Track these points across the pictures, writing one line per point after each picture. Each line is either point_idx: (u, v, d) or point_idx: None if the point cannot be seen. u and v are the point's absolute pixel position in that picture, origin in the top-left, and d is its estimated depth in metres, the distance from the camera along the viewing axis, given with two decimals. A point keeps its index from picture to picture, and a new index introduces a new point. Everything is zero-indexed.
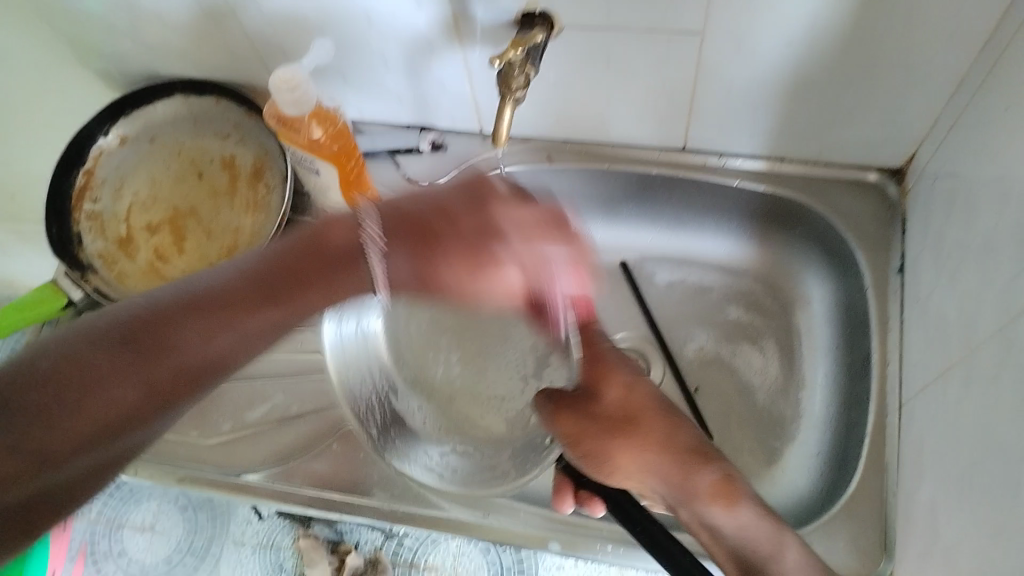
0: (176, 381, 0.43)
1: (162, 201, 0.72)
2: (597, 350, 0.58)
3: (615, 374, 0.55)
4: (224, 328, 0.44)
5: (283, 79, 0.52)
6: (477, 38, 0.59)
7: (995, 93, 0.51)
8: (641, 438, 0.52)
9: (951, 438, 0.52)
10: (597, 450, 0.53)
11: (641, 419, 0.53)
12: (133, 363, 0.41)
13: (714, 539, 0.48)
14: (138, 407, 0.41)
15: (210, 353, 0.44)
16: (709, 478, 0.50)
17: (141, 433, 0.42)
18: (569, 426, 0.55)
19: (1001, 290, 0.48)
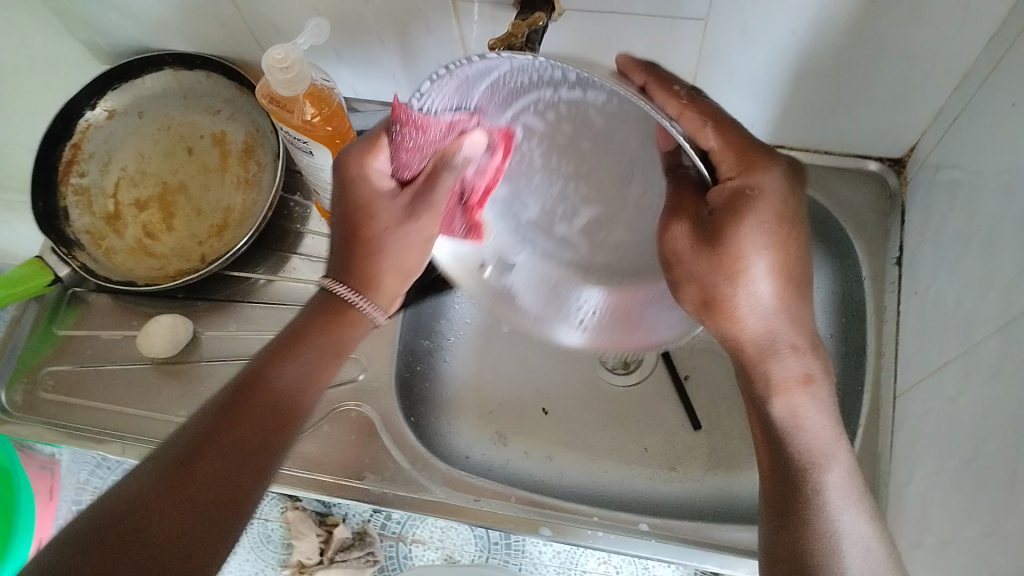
0: (241, 423, 0.47)
1: (150, 176, 0.71)
2: (743, 162, 0.46)
3: (751, 223, 0.46)
4: (277, 368, 0.50)
5: (277, 60, 0.50)
6: (476, 18, 0.58)
7: (1002, 87, 0.50)
8: (743, 305, 0.48)
9: (945, 432, 0.51)
10: (698, 288, 0.48)
11: (769, 277, 0.48)
12: (221, 420, 0.47)
13: (760, 419, 0.49)
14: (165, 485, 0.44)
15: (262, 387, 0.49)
16: (788, 365, 0.49)
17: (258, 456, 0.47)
18: (681, 250, 0.47)
19: (1001, 288, 0.48)
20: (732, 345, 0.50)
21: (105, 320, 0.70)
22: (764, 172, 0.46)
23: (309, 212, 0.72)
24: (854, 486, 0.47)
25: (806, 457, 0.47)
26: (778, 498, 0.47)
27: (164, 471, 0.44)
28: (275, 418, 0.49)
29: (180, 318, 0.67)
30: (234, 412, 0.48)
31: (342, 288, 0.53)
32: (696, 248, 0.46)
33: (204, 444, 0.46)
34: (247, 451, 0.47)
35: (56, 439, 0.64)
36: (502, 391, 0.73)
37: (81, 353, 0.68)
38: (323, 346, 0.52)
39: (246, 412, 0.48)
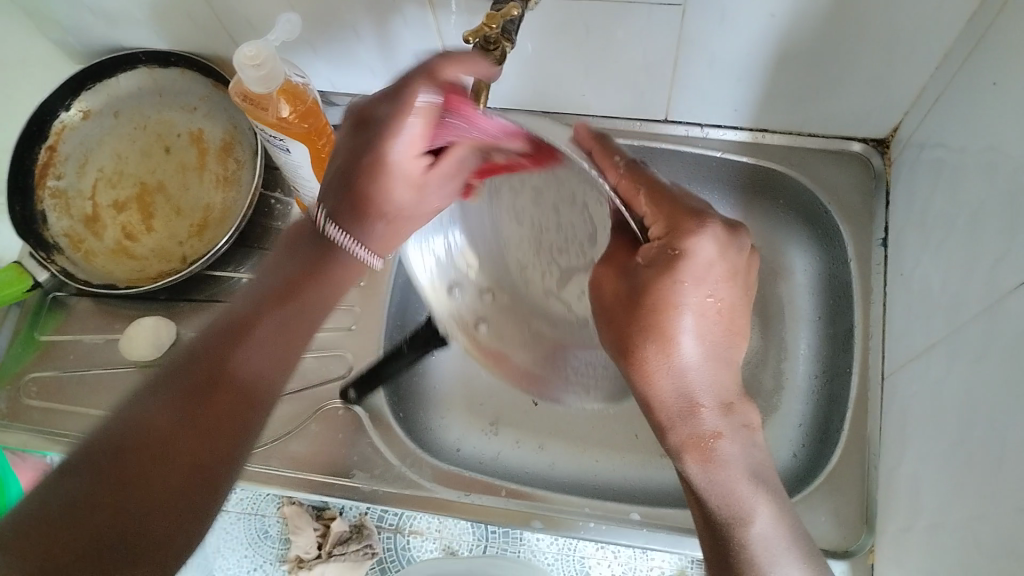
0: (214, 400, 0.46)
1: (128, 177, 0.70)
2: (667, 217, 0.46)
3: (667, 277, 0.46)
4: (261, 323, 0.49)
5: (249, 57, 0.49)
6: (452, 8, 0.57)
7: (983, 66, 0.50)
8: (660, 358, 0.48)
9: (934, 415, 0.51)
10: (619, 347, 0.49)
11: (666, 327, 0.47)
12: (194, 377, 0.46)
13: (687, 484, 0.49)
14: (173, 426, 0.45)
15: (234, 369, 0.47)
16: (702, 427, 0.48)
17: (227, 436, 0.46)
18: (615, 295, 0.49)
19: (986, 270, 0.47)
20: (645, 404, 0.50)
21: (87, 324, 0.69)
22: (691, 227, 0.45)
23: (289, 209, 0.71)
24: (785, 533, 0.47)
25: (727, 505, 0.47)
26: (710, 540, 0.48)
27: (161, 429, 0.44)
28: (240, 398, 0.47)
29: (164, 322, 0.67)
30: (212, 391, 0.46)
31: (338, 230, 0.52)
32: (617, 283, 0.48)
33: (180, 432, 0.45)
34: (219, 433, 0.46)
35: (41, 445, 0.64)
36: (491, 383, 0.72)
37: (64, 358, 0.68)
38: (299, 328, 0.51)
39: (223, 402, 0.46)
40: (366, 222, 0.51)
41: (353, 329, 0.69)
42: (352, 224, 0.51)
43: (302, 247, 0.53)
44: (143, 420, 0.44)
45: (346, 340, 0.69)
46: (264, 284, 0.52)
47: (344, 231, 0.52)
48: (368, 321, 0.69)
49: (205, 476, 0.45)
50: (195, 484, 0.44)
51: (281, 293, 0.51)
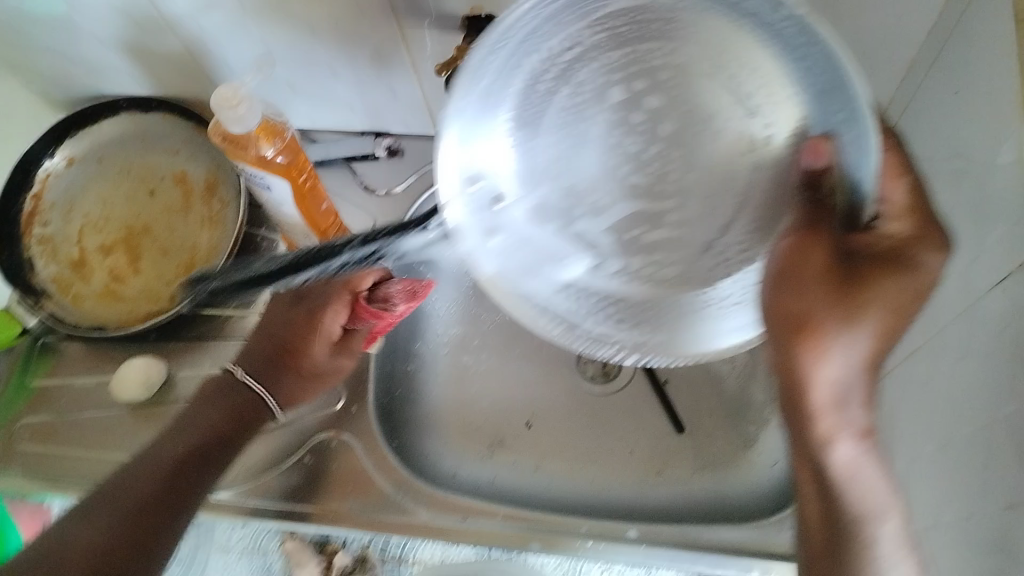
0: (168, 493, 0.54)
1: (114, 221, 0.71)
2: (916, 222, 0.43)
3: (891, 285, 0.43)
4: (218, 449, 0.58)
5: (225, 98, 0.50)
6: (426, 41, 0.58)
7: (946, 75, 0.51)
8: (844, 359, 0.44)
9: (919, 419, 0.52)
10: (789, 315, 0.44)
11: (876, 322, 0.43)
12: (140, 477, 0.54)
13: (817, 474, 0.45)
14: (122, 530, 0.51)
15: (185, 469, 0.55)
16: (854, 425, 0.44)
17: (173, 516, 0.53)
18: (795, 270, 0.43)
19: (960, 274, 0.48)
20: (792, 399, 0.45)
21: (79, 368, 0.69)
22: (931, 247, 0.43)
23: (276, 245, 0.72)
24: (906, 544, 0.45)
25: (861, 513, 0.44)
26: (830, 548, 0.45)
27: (123, 519, 0.51)
28: (174, 484, 0.54)
29: (152, 359, 0.67)
30: (168, 490, 0.54)
31: (255, 382, 0.61)
32: (819, 254, 0.43)
33: (152, 519, 0.52)
34: (161, 522, 0.52)
35: (35, 489, 0.64)
36: (482, 409, 0.73)
37: (58, 402, 0.68)
38: (291, 376, 0.62)
39: (177, 489, 0.54)
40: (291, 374, 0.62)
41: None
42: (286, 379, 0.62)
43: (217, 399, 0.60)
44: (85, 541, 0.50)
45: None
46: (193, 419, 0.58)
47: (263, 381, 0.61)
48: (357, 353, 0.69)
49: (165, 538, 0.52)
50: (156, 545, 0.52)
51: (261, 369, 0.61)
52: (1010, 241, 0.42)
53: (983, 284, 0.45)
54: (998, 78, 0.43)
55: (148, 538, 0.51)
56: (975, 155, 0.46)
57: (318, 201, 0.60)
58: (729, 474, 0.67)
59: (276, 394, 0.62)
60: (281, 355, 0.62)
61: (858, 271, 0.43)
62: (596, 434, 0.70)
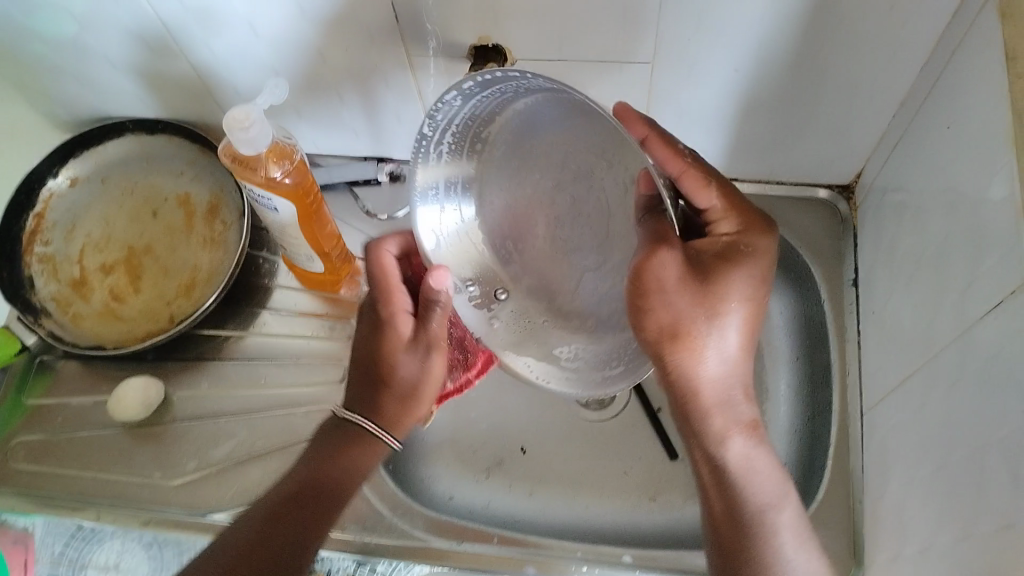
0: (294, 510, 0.54)
1: (115, 241, 0.71)
2: (739, 222, 0.51)
3: (735, 274, 0.50)
4: (329, 463, 0.57)
5: (237, 119, 0.51)
6: (432, 71, 0.59)
7: (937, 111, 0.53)
8: (718, 338, 0.51)
9: (913, 445, 0.53)
10: (670, 322, 0.50)
11: (727, 310, 0.50)
12: (275, 504, 0.54)
13: (706, 458, 0.52)
14: (255, 538, 0.51)
15: (318, 475, 0.56)
16: (735, 410, 0.52)
17: (308, 522, 0.53)
18: (658, 284, 0.49)
19: (953, 303, 0.49)
20: (681, 383, 0.51)
21: (74, 387, 0.69)
22: (756, 237, 0.51)
23: (277, 267, 0.72)
24: (804, 527, 0.51)
25: (761, 496, 0.51)
26: (735, 534, 0.50)
27: (253, 530, 0.52)
28: (310, 499, 0.55)
29: (151, 381, 0.67)
30: (290, 504, 0.54)
31: (359, 415, 0.59)
32: (675, 272, 0.49)
33: (286, 534, 0.52)
34: (285, 534, 0.52)
35: (26, 509, 0.64)
36: (479, 433, 0.73)
37: (53, 422, 0.68)
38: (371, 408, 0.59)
39: (307, 504, 0.54)
40: (384, 391, 0.59)
41: (340, 381, 0.68)
42: (374, 395, 0.59)
43: (321, 436, 0.59)
44: (226, 549, 0.51)
45: (334, 394, 0.67)
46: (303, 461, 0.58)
47: (364, 411, 0.59)
48: None
49: (302, 545, 0.52)
50: (294, 550, 0.52)
51: (360, 403, 0.59)
52: (1000, 272, 0.44)
53: (974, 313, 0.46)
54: (991, 115, 0.45)
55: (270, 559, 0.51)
56: (967, 188, 0.48)
57: (322, 224, 0.61)
58: None
59: (377, 421, 0.59)
60: (374, 371, 0.59)
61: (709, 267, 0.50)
62: (592, 460, 0.71)
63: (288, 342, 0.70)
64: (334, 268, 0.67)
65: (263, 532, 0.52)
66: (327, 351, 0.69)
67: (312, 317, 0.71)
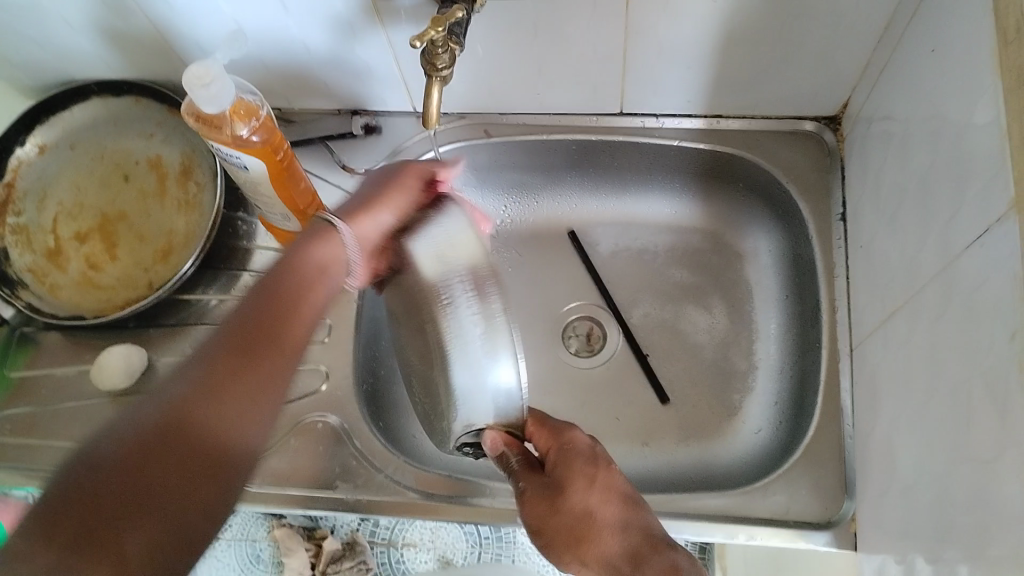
0: (172, 440, 0.39)
1: (88, 208, 0.70)
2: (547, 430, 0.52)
3: (581, 463, 0.50)
4: (196, 402, 0.40)
5: (198, 76, 0.49)
6: (400, 16, 0.57)
7: (921, 36, 0.51)
8: (609, 556, 0.46)
9: (901, 378, 0.52)
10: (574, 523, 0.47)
11: (595, 507, 0.48)
12: (202, 360, 0.42)
13: None
14: (143, 437, 0.38)
15: (186, 425, 0.40)
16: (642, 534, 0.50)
17: (220, 485, 0.40)
18: (534, 521, 0.49)
19: (939, 232, 0.48)
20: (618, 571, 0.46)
21: (59, 358, 0.68)
22: (530, 507, 0.49)
23: (255, 228, 0.71)
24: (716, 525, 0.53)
25: None
26: None
27: (144, 433, 0.39)
28: (200, 459, 0.40)
29: (134, 348, 0.66)
30: (181, 436, 0.39)
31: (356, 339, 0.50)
32: (541, 502, 0.49)
33: (190, 419, 0.40)
34: (194, 471, 0.39)
35: (21, 481, 0.63)
36: None
37: (37, 393, 0.67)
38: (258, 392, 0.43)
39: (198, 427, 0.40)
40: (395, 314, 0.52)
41: (325, 343, 0.68)
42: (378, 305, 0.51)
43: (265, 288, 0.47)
44: (94, 455, 0.37)
45: (320, 354, 0.67)
46: (208, 347, 0.43)
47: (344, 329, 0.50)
48: (342, 334, 0.68)
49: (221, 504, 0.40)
50: (199, 501, 0.39)
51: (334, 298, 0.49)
52: (984, 199, 0.43)
53: (960, 243, 0.45)
54: (977, 38, 0.44)
55: (132, 505, 0.37)
56: (951, 113, 0.47)
57: (296, 181, 0.60)
58: (715, 445, 0.68)
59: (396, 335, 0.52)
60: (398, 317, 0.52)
61: (565, 463, 0.50)
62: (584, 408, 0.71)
63: None
64: None
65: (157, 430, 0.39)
66: None
67: None
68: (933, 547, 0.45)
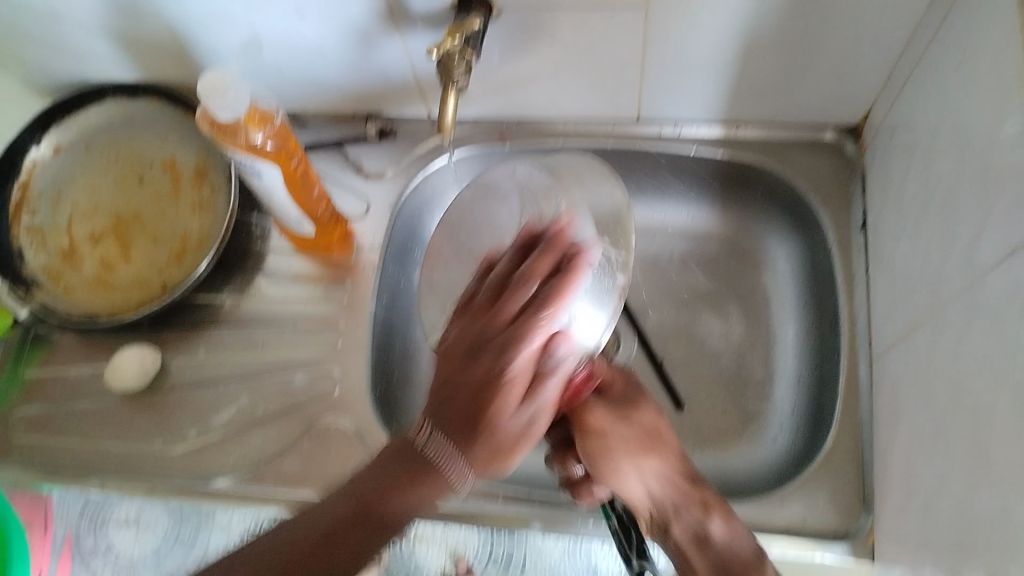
0: (352, 526, 0.46)
1: (103, 209, 0.70)
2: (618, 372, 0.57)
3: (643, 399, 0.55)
4: (386, 497, 0.46)
5: (212, 83, 0.50)
6: (418, 23, 0.57)
7: (947, 48, 0.50)
8: (664, 471, 0.52)
9: (922, 394, 0.51)
10: (631, 442, 0.53)
11: (662, 432, 0.54)
12: (344, 495, 0.47)
13: (696, 545, 0.50)
14: (342, 521, 0.46)
15: (377, 509, 0.46)
16: (698, 521, 0.51)
17: (372, 541, 0.46)
18: (598, 426, 0.53)
19: (963, 248, 0.47)
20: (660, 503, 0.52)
21: (72, 357, 0.68)
22: (602, 412, 0.53)
23: (269, 231, 0.71)
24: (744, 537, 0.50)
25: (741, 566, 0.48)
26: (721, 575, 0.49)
27: (322, 525, 0.46)
28: (366, 518, 0.46)
29: (146, 349, 0.66)
30: (372, 516, 0.46)
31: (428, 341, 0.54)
32: (612, 416, 0.53)
33: (381, 505, 0.46)
34: (338, 544, 0.45)
35: (35, 481, 0.63)
36: None
37: (52, 393, 0.67)
38: (415, 485, 0.46)
39: (373, 501, 0.46)
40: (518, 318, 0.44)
41: (338, 344, 0.67)
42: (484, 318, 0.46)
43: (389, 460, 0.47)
44: (258, 551, 0.46)
45: (332, 355, 0.66)
46: (359, 485, 0.47)
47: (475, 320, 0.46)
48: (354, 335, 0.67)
49: (359, 566, 0.45)
50: (329, 569, 0.45)
51: (440, 413, 0.46)
52: (1011, 217, 0.42)
53: (986, 260, 0.44)
54: (1005, 55, 0.43)
55: (286, 568, 0.44)
56: (976, 128, 0.46)
57: (308, 185, 0.59)
58: (730, 454, 0.67)
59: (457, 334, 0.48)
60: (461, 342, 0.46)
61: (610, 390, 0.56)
62: None
63: (284, 307, 0.68)
64: (326, 229, 0.65)
65: (327, 526, 0.45)
66: (321, 315, 0.68)
67: (306, 281, 0.69)
68: (953, 567, 0.45)
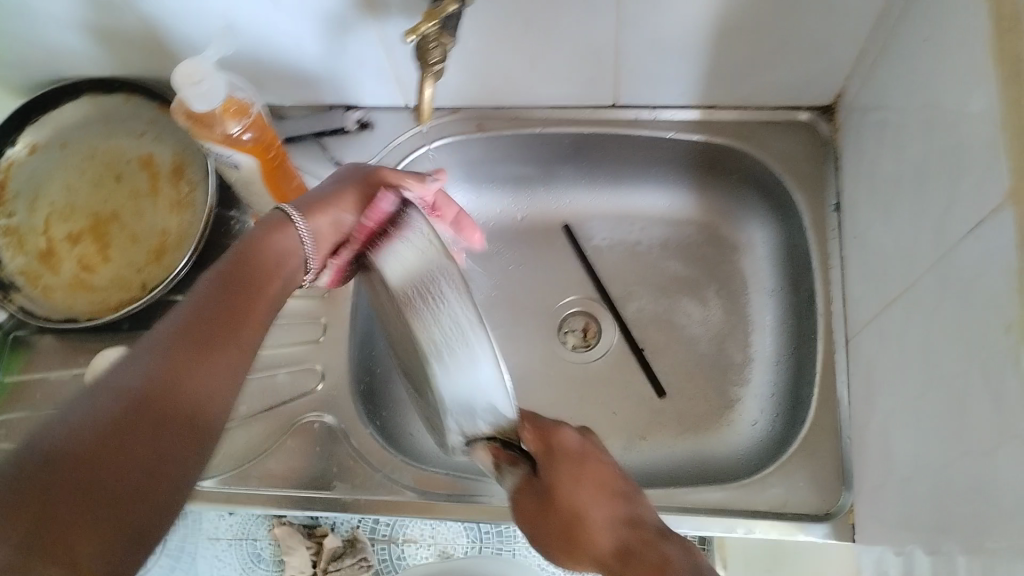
0: (155, 407, 0.40)
1: (80, 208, 0.69)
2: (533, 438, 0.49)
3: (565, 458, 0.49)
4: (184, 376, 0.42)
5: (188, 73, 0.49)
6: (391, 10, 0.57)
7: (914, 24, 0.51)
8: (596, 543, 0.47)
9: (897, 370, 0.52)
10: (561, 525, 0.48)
11: (585, 502, 0.47)
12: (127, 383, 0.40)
13: None
14: (146, 398, 0.40)
15: (165, 402, 0.41)
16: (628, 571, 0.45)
17: (179, 435, 0.41)
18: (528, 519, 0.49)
19: (934, 222, 0.48)
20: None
21: (53, 361, 0.68)
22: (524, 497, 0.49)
23: (248, 227, 0.71)
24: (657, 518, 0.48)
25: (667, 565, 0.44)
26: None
27: (135, 402, 0.40)
28: (183, 415, 0.41)
29: (127, 351, 0.66)
30: (156, 401, 0.41)
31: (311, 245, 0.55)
32: (532, 503, 0.49)
33: (167, 426, 0.40)
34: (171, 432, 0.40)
35: None
36: None
37: (33, 396, 0.67)
38: (222, 365, 0.44)
39: (168, 413, 0.41)
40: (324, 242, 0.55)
41: (320, 340, 0.67)
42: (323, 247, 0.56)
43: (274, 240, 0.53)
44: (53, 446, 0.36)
45: (315, 353, 0.67)
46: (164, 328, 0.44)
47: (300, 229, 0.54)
48: (337, 331, 0.67)
49: (184, 487, 0.40)
50: (154, 497, 0.38)
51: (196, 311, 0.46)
52: (980, 188, 0.42)
53: (956, 232, 0.45)
54: (970, 28, 0.43)
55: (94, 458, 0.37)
56: (945, 101, 0.46)
57: (286, 178, 0.59)
58: (711, 439, 0.68)
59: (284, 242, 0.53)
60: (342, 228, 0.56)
61: (554, 463, 0.48)
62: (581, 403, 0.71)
63: None
64: None
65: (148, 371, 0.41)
66: (304, 311, 0.68)
67: None
68: (932, 539, 0.45)
